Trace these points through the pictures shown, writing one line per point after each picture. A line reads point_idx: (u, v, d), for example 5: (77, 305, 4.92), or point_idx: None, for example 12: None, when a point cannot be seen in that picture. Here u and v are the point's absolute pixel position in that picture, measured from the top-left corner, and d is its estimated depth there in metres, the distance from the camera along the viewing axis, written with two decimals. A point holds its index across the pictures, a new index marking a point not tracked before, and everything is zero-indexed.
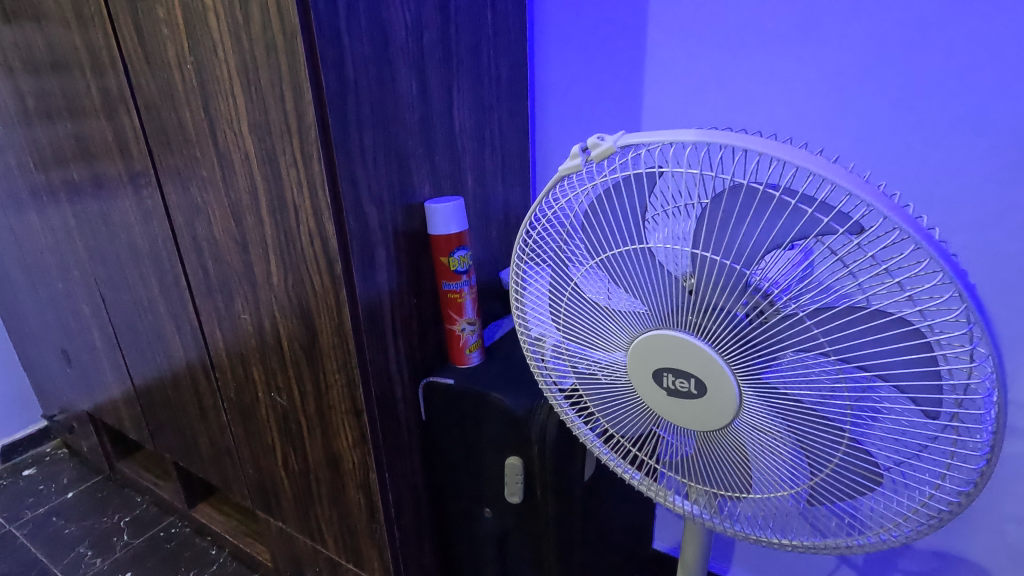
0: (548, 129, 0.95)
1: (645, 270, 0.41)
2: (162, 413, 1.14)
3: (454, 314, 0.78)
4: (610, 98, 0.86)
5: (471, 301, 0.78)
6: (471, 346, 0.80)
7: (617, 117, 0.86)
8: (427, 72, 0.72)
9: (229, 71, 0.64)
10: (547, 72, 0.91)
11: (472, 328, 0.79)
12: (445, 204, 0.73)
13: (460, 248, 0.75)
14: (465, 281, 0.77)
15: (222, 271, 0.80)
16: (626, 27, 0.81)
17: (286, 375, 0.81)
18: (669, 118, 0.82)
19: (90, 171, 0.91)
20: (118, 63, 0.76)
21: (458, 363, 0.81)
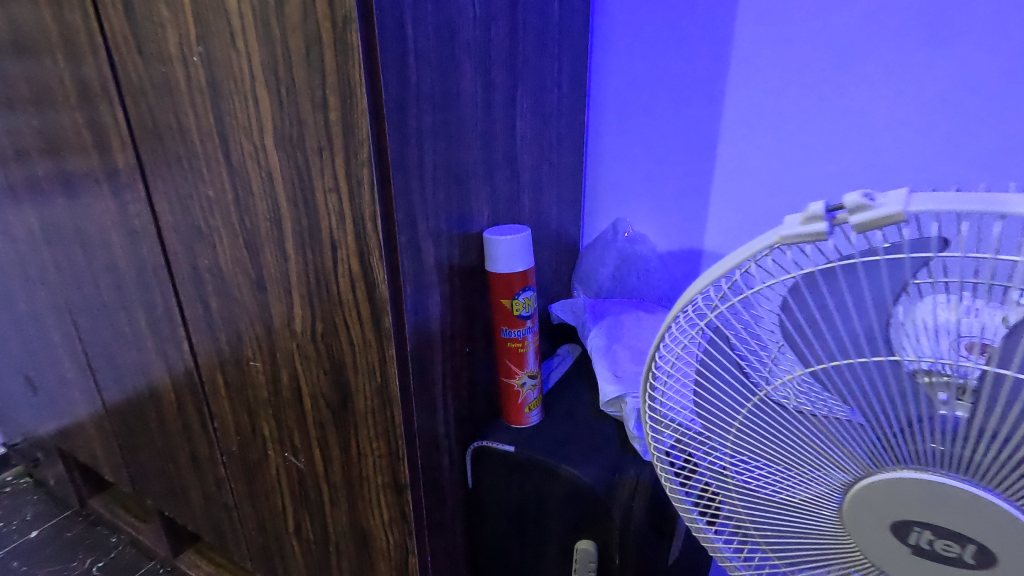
0: (603, 144, 0.82)
1: (883, 387, 0.30)
2: (144, 457, 0.98)
3: (512, 365, 0.65)
4: (683, 109, 0.75)
5: (534, 350, 0.65)
6: (530, 403, 0.66)
7: (690, 132, 0.75)
8: (492, 74, 0.58)
9: (250, 67, 0.49)
10: (604, 79, 0.79)
11: (533, 382, 0.66)
12: (511, 236, 0.60)
13: (526, 288, 0.62)
14: (528, 327, 0.64)
15: (229, 309, 0.65)
16: (708, 29, 0.70)
17: (306, 436, 0.67)
18: (760, 134, 0.70)
19: (61, 178, 0.75)
20: (100, 50, 0.60)
21: (514, 423, 0.67)
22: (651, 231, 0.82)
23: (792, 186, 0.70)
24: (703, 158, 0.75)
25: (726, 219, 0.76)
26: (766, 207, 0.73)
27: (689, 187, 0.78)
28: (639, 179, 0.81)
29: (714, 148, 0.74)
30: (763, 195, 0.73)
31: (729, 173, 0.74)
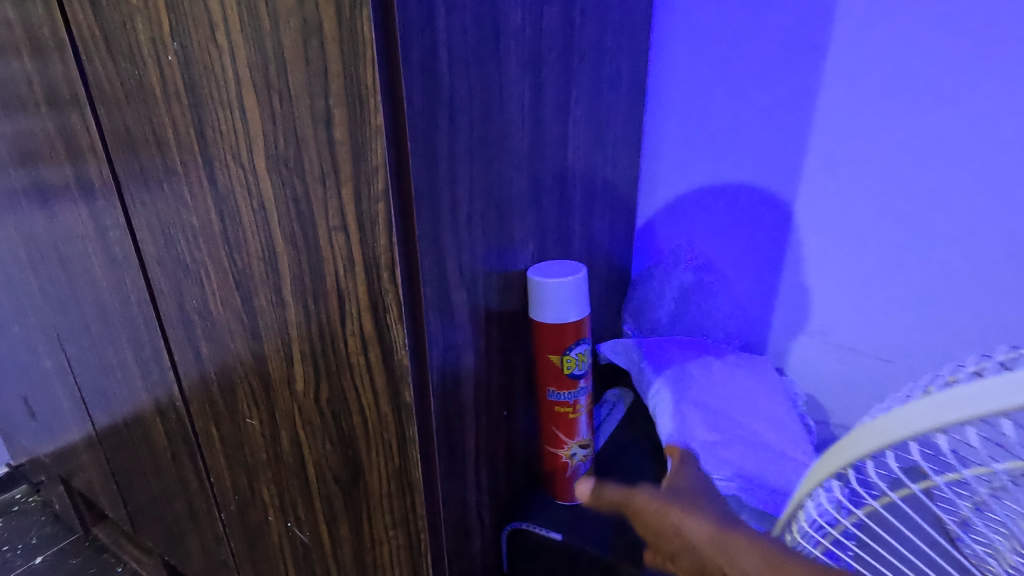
0: (660, 153, 0.68)
1: None
2: (140, 498, 0.89)
3: (559, 433, 0.53)
4: (763, 111, 0.61)
5: (586, 415, 0.53)
6: (581, 478, 0.54)
7: (772, 138, 0.61)
8: (543, 74, 0.46)
9: (234, 69, 0.38)
10: (664, 75, 0.65)
11: (585, 454, 0.54)
12: (564, 278, 0.48)
13: (580, 341, 0.50)
14: (581, 388, 0.51)
15: (222, 357, 0.55)
16: (802, 11, 0.56)
17: (310, 509, 0.56)
18: (866, 144, 0.56)
19: (39, 196, 0.65)
20: (67, 48, 0.50)
21: (562, 498, 0.55)
22: (718, 259, 0.68)
23: (908, 209, 0.56)
24: (788, 170, 0.61)
25: (816, 247, 0.62)
26: (869, 234, 0.59)
27: (768, 206, 0.63)
28: (704, 196, 0.67)
29: (803, 159, 0.60)
30: (865, 221, 0.59)
31: (820, 190, 0.60)
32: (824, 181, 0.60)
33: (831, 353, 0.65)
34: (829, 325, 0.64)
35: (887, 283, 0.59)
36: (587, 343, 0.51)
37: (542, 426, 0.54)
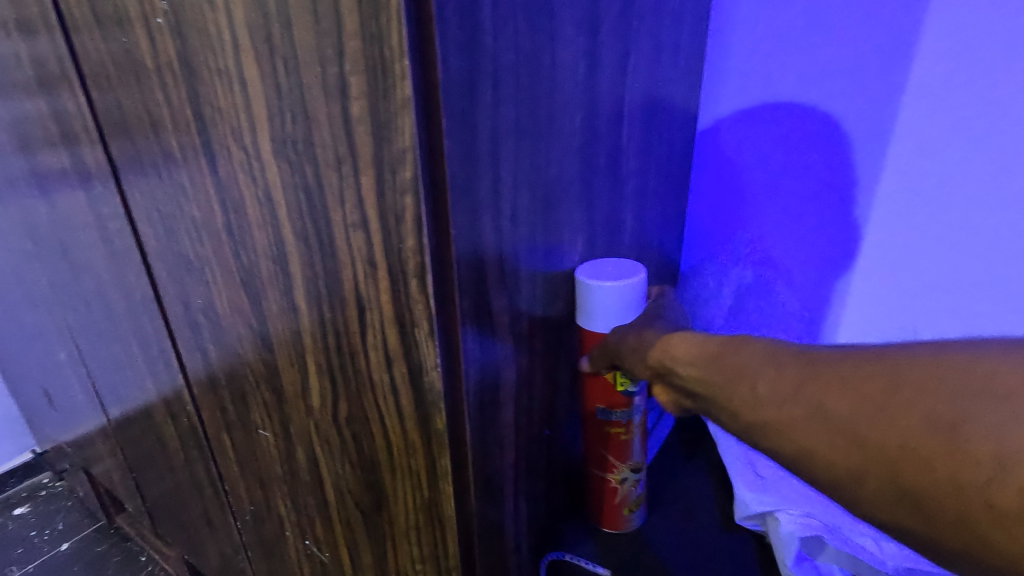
0: (714, 123, 0.57)
1: None
2: (157, 497, 0.86)
3: (609, 456, 0.46)
4: (844, 70, 0.49)
5: (639, 434, 0.46)
6: (631, 504, 0.48)
7: (854, 104, 0.49)
8: (600, 36, 0.38)
9: (230, 30, 0.31)
10: (719, 27, 0.53)
11: (636, 478, 0.47)
12: (626, 281, 0.41)
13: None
14: (635, 407, 0.45)
15: (231, 364, 0.49)
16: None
17: (329, 530, 0.51)
18: (983, 112, 0.44)
19: (38, 182, 0.60)
20: (53, 14, 0.44)
21: (609, 526, 0.49)
22: (778, 249, 0.57)
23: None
24: (873, 144, 0.49)
25: (901, 237, 0.51)
26: (976, 220, 0.47)
27: (845, 189, 0.52)
28: (765, 175, 0.56)
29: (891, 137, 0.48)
30: (969, 206, 0.47)
31: (914, 171, 0.48)
32: (918, 166, 0.48)
33: None
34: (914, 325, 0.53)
35: (989, 279, 0.48)
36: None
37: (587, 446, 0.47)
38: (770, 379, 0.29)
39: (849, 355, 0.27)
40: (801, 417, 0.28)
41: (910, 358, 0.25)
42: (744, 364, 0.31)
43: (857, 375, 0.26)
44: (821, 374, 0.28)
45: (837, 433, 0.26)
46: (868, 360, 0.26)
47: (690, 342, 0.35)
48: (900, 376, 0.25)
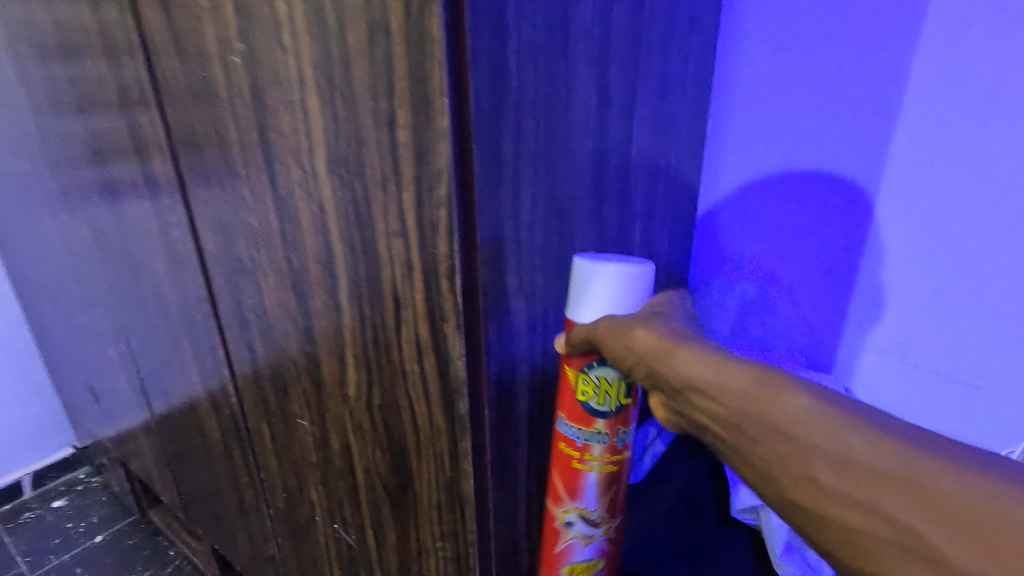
0: (722, 137, 0.58)
1: None
2: (192, 488, 0.91)
3: (561, 483, 0.45)
4: (839, 93, 0.50)
5: (597, 479, 0.44)
6: (575, 563, 0.46)
7: (849, 124, 0.50)
8: (610, 73, 0.44)
9: (298, 68, 0.37)
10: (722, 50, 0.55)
11: (585, 534, 0.45)
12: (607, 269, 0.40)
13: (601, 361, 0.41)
14: (597, 439, 0.43)
15: (276, 358, 0.55)
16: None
17: (357, 513, 0.55)
18: (973, 131, 0.44)
19: (109, 192, 0.67)
20: (140, 48, 0.51)
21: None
22: (776, 266, 0.58)
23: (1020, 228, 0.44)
24: (869, 158, 0.50)
25: (896, 259, 0.50)
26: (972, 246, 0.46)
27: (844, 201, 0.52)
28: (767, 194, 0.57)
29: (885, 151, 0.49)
30: (967, 233, 0.46)
31: (909, 197, 0.48)
32: (910, 189, 0.48)
33: (909, 379, 0.52)
34: (910, 345, 0.51)
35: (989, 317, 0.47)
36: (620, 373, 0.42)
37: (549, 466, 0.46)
38: (767, 428, 0.29)
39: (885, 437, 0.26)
40: (792, 457, 0.28)
41: (944, 459, 0.24)
42: (761, 391, 0.30)
43: (879, 462, 0.25)
44: (837, 444, 0.27)
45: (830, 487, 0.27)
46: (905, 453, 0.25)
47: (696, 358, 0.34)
48: (921, 480, 0.24)
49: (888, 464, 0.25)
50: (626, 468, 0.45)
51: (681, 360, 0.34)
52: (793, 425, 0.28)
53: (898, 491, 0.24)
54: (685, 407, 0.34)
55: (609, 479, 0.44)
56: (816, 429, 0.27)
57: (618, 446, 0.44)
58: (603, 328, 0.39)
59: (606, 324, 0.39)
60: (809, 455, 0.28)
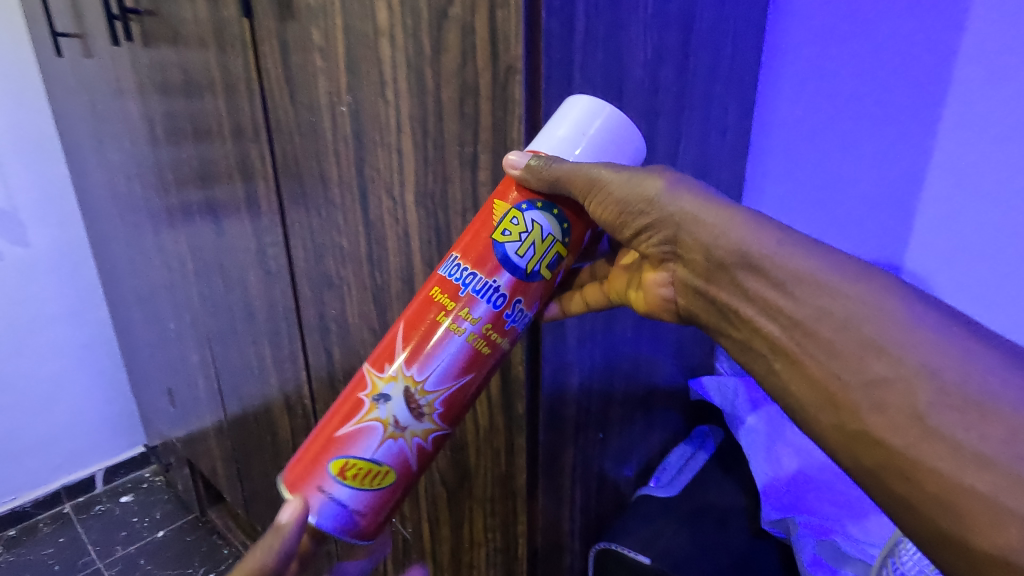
0: (762, 183, 0.65)
1: None
2: (257, 485, 0.99)
3: (416, 342, 0.39)
4: (879, 132, 0.55)
5: (452, 353, 0.39)
6: (349, 462, 0.39)
7: (888, 160, 0.55)
8: (658, 122, 0.50)
9: (397, 118, 0.45)
10: (771, 88, 0.61)
11: (392, 420, 0.39)
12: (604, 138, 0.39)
13: (544, 204, 0.39)
14: (482, 296, 0.39)
15: (352, 362, 0.62)
16: (929, 27, 0.51)
17: (415, 505, 0.62)
18: (993, 190, 0.51)
19: (213, 213, 0.78)
20: (256, 93, 0.60)
21: (294, 467, 0.41)
22: None
23: None
24: (898, 210, 0.56)
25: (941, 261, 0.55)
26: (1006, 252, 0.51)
27: (878, 233, 0.58)
28: (807, 216, 0.62)
29: (911, 205, 0.55)
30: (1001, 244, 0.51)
31: (937, 241, 0.54)
32: (942, 218, 0.54)
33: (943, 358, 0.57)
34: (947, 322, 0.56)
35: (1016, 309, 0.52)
36: (557, 233, 0.40)
37: (403, 325, 0.40)
38: (854, 336, 0.31)
39: (939, 340, 0.29)
40: (853, 348, 0.30)
41: (980, 368, 0.28)
42: (831, 281, 0.32)
43: (930, 367, 0.28)
44: (889, 341, 0.30)
45: (869, 398, 0.30)
46: (950, 352, 0.28)
47: (769, 238, 0.34)
48: (961, 396, 0.27)
49: (990, 439, 0.26)
50: (486, 364, 0.40)
51: (730, 230, 0.35)
52: (875, 396, 0.30)
53: (981, 459, 0.26)
54: (727, 290, 0.36)
55: (463, 370, 0.40)
56: (913, 347, 0.29)
57: (503, 327, 0.39)
58: (634, 195, 0.37)
59: (606, 174, 0.37)
60: (866, 350, 0.30)
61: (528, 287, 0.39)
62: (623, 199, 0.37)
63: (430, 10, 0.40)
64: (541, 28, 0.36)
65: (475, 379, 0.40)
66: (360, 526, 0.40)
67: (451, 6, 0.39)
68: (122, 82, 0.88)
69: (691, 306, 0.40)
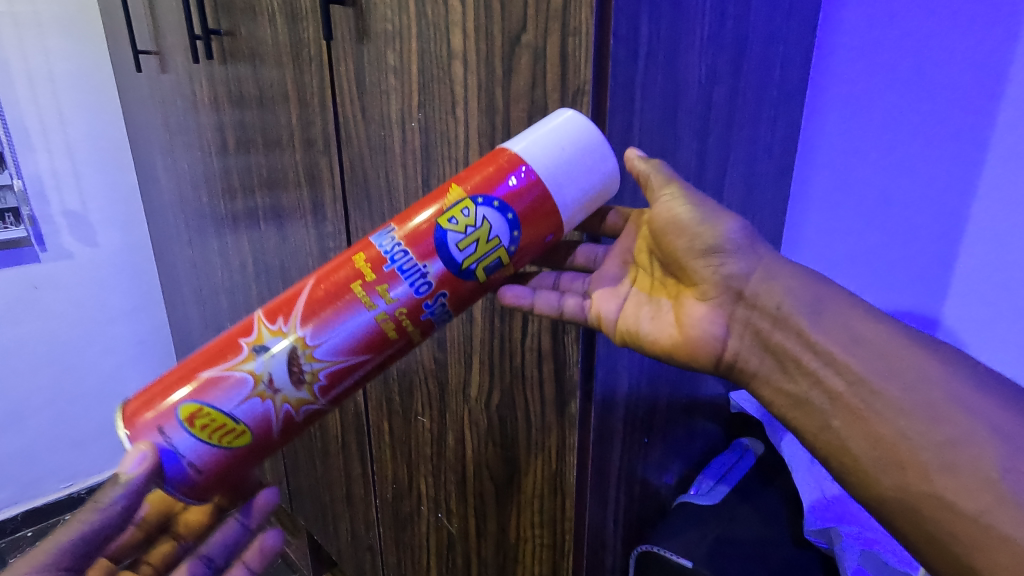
0: (811, 192, 0.69)
1: None
2: (302, 480, 1.03)
3: (325, 305, 0.42)
4: (921, 175, 0.60)
5: (355, 331, 0.42)
6: (202, 408, 0.41)
7: (930, 200, 0.60)
8: (709, 139, 0.52)
9: (466, 134, 0.49)
10: (820, 121, 0.66)
11: (266, 379, 0.42)
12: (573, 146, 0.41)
13: (500, 206, 0.40)
14: (406, 278, 0.41)
15: (406, 361, 0.66)
16: (969, 81, 0.55)
17: (462, 501, 0.65)
18: None
19: (278, 218, 0.83)
20: (328, 107, 0.64)
21: (150, 388, 0.43)
22: (871, 282, 0.66)
23: None
24: (946, 222, 0.59)
25: (1001, 296, 0.56)
26: None
27: (930, 243, 0.60)
28: (852, 249, 0.67)
29: (959, 216, 0.58)
30: None
31: (988, 255, 0.57)
32: (990, 235, 0.56)
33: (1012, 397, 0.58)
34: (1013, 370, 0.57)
35: None
36: (504, 239, 0.41)
37: (313, 282, 0.43)
38: (920, 396, 0.36)
39: (994, 403, 0.35)
40: (919, 410, 0.36)
41: None
42: (900, 351, 0.38)
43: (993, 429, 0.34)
44: (951, 401, 0.35)
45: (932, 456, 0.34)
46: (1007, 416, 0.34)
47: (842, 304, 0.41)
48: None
49: None
50: (385, 349, 0.43)
51: (800, 288, 0.42)
52: (945, 456, 0.34)
53: None
54: (787, 336, 0.42)
55: (359, 350, 0.42)
56: (973, 408, 0.35)
57: (419, 316, 0.42)
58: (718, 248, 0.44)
59: (692, 214, 0.44)
60: (929, 417, 0.35)
61: (456, 282, 0.42)
62: (706, 237, 0.44)
63: (504, 37, 0.44)
64: (609, 55, 0.40)
65: (368, 359, 0.43)
66: (191, 478, 0.42)
67: (523, 33, 0.43)
68: (197, 96, 0.95)
69: (741, 351, 0.44)
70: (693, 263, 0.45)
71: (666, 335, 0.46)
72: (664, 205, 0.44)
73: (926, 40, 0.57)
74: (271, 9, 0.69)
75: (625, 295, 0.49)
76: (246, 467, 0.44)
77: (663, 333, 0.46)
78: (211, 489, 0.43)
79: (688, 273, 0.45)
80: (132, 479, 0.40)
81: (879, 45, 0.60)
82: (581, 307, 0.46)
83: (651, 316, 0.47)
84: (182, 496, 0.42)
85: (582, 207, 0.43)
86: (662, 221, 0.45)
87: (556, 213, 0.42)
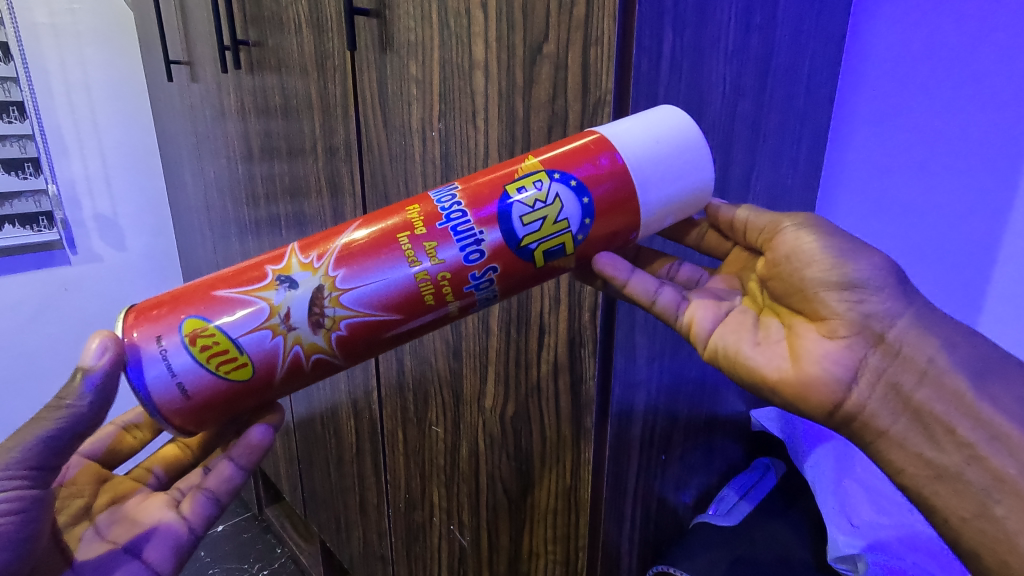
0: (837, 206, 0.67)
1: None
2: (317, 486, 1.03)
3: (365, 256, 0.39)
4: (951, 195, 0.58)
5: (390, 287, 0.39)
6: (207, 328, 0.39)
7: (963, 221, 0.58)
8: (733, 150, 0.51)
9: (486, 144, 0.49)
10: (846, 135, 0.64)
11: (283, 312, 0.39)
12: (667, 138, 0.39)
13: (577, 185, 0.39)
14: (457, 239, 0.39)
15: (422, 370, 0.65)
16: (998, 97, 0.54)
17: (475, 513, 0.64)
18: None
19: (299, 225, 0.84)
20: (351, 115, 0.65)
21: (161, 294, 0.41)
22: None
23: None
24: (988, 235, 0.57)
25: None
26: None
27: (969, 256, 0.58)
28: None
29: (999, 228, 0.56)
30: None
31: None
32: None
33: None
34: None
35: None
36: (574, 224, 0.39)
37: (358, 225, 0.41)
38: None
39: None
40: None
41: None
42: None
43: None
44: None
45: None
46: None
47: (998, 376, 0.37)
48: None
49: None
50: (417, 316, 0.40)
51: (964, 348, 0.38)
52: None
53: None
54: (937, 397, 0.38)
55: (389, 308, 0.39)
56: None
57: (461, 285, 0.39)
58: (868, 288, 0.40)
59: (823, 246, 0.41)
60: None
61: (511, 257, 0.39)
62: (843, 271, 0.41)
63: (525, 48, 0.44)
64: (630, 66, 0.39)
65: (400, 319, 0.40)
66: (177, 403, 0.39)
67: (545, 44, 0.43)
68: (225, 105, 0.97)
69: (875, 404, 0.40)
70: (827, 299, 0.41)
71: (777, 368, 0.42)
72: (790, 234, 0.43)
73: (952, 58, 0.56)
74: (297, 20, 0.70)
75: (726, 312, 0.46)
76: (236, 410, 0.41)
77: (772, 363, 0.42)
78: (194, 423, 0.40)
79: (814, 308, 0.42)
80: (99, 370, 0.40)
81: (905, 64, 0.59)
82: (675, 306, 0.45)
83: (756, 342, 0.44)
84: (164, 421, 0.39)
85: (672, 208, 0.41)
86: (785, 250, 0.43)
87: (637, 208, 0.40)
